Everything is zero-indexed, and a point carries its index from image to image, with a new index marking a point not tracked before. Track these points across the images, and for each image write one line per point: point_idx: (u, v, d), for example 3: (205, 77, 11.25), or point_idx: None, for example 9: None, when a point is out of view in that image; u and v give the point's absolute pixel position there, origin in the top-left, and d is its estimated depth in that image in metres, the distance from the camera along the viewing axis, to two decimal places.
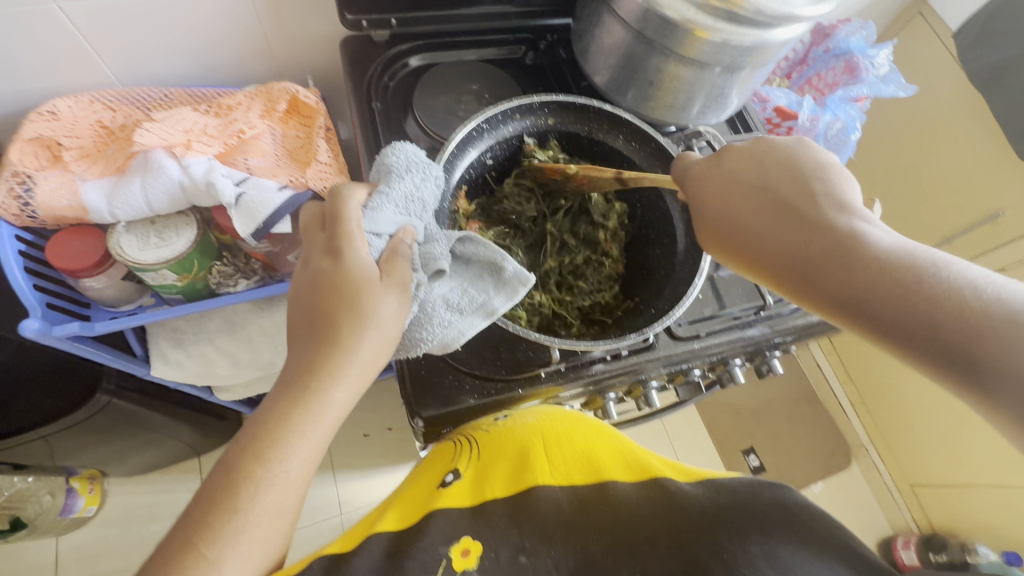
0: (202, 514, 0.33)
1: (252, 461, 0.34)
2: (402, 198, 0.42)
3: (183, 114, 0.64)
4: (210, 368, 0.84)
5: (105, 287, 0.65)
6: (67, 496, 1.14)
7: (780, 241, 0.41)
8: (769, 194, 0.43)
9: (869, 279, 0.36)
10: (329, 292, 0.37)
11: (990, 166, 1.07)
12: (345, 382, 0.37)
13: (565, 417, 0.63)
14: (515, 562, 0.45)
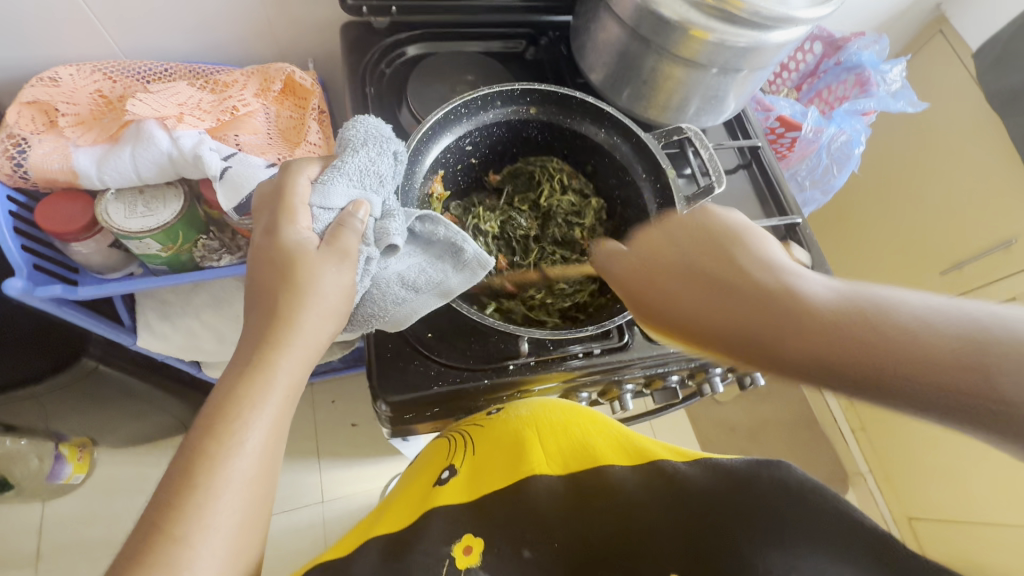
0: (167, 494, 0.33)
1: (207, 437, 0.34)
2: (357, 172, 0.40)
3: (179, 88, 0.66)
4: (195, 342, 0.85)
5: (93, 253, 0.67)
6: (56, 462, 1.16)
7: (745, 305, 0.39)
8: (697, 271, 0.42)
9: (831, 322, 0.36)
10: (273, 268, 0.37)
11: (1005, 193, 1.04)
12: (292, 351, 0.36)
13: (560, 404, 0.60)
14: (519, 557, 0.47)
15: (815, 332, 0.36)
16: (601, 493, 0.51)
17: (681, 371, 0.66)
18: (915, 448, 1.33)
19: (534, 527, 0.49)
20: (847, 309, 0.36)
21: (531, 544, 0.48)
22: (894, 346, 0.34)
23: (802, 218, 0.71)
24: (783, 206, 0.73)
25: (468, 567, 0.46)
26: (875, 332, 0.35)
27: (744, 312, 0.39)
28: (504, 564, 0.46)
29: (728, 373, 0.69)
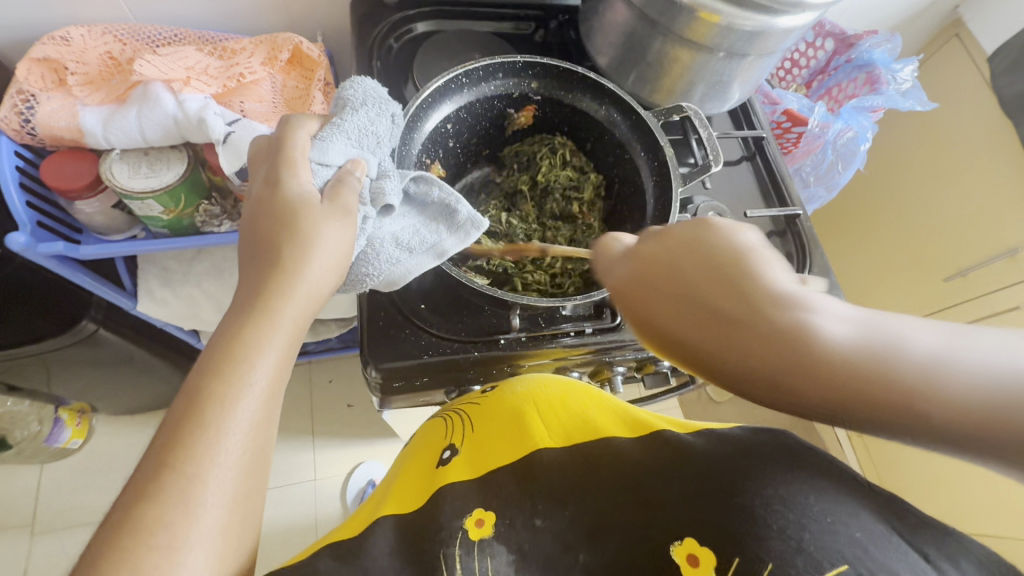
0: (176, 433, 0.33)
1: (213, 378, 0.34)
2: (355, 130, 0.39)
3: (187, 52, 0.66)
4: (195, 310, 0.86)
5: (96, 213, 0.67)
6: (54, 426, 1.17)
7: (741, 353, 0.28)
8: (690, 296, 0.30)
9: (862, 376, 0.25)
10: (271, 218, 0.35)
11: (1011, 202, 1.03)
12: (296, 300, 0.36)
13: (557, 380, 0.60)
14: (531, 526, 0.46)
15: (823, 370, 0.26)
16: (605, 459, 0.48)
17: None
18: (913, 456, 1.33)
19: (545, 496, 0.47)
20: (873, 359, 0.25)
21: (543, 514, 0.46)
22: (929, 389, 0.24)
23: (802, 210, 0.70)
24: (783, 197, 0.73)
25: (480, 538, 0.45)
26: (902, 371, 0.24)
27: (738, 346, 0.28)
28: (520, 536, 0.45)
29: None
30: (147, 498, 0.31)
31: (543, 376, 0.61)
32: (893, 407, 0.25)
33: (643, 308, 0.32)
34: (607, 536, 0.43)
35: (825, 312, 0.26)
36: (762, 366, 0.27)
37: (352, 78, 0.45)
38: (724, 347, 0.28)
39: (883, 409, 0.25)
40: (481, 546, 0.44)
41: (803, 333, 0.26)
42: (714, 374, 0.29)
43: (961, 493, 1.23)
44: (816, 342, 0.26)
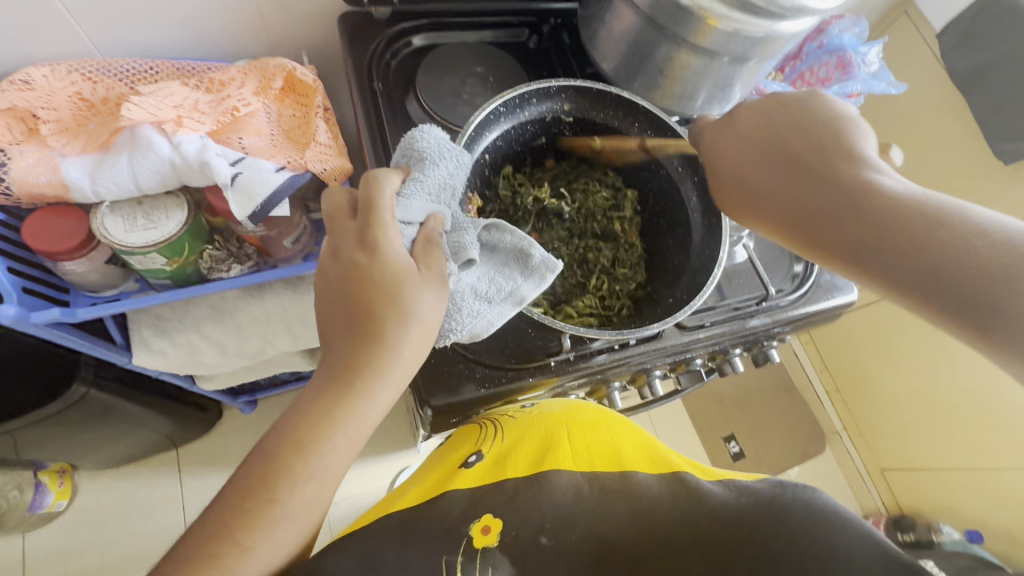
0: (236, 505, 0.33)
1: (292, 455, 0.34)
2: (435, 186, 0.42)
3: (172, 88, 0.61)
4: (196, 357, 0.81)
5: (88, 271, 0.62)
6: (36, 492, 1.09)
7: (809, 197, 0.43)
8: (783, 150, 0.46)
9: (881, 213, 0.38)
10: (373, 291, 0.36)
11: (970, 163, 1.13)
12: (389, 381, 0.37)
13: (595, 408, 0.58)
14: (537, 543, 0.44)
15: (869, 212, 0.39)
16: (621, 492, 0.48)
17: (703, 355, 0.68)
18: (888, 407, 1.42)
19: (554, 514, 0.46)
20: (911, 204, 0.37)
21: (551, 532, 0.45)
22: (894, 215, 0.38)
23: None
24: None
25: (484, 547, 0.43)
26: (927, 214, 0.37)
27: (818, 194, 0.42)
28: (523, 547, 0.44)
29: (745, 352, 0.72)
30: (194, 571, 0.31)
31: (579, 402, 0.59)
32: (899, 241, 0.37)
33: (725, 149, 0.49)
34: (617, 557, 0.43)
35: (885, 180, 0.40)
36: (839, 202, 0.41)
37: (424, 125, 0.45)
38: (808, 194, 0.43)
39: (893, 236, 0.37)
40: (483, 555, 0.43)
41: (860, 188, 0.40)
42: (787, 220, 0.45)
43: (933, 432, 1.33)
44: (882, 196, 0.39)
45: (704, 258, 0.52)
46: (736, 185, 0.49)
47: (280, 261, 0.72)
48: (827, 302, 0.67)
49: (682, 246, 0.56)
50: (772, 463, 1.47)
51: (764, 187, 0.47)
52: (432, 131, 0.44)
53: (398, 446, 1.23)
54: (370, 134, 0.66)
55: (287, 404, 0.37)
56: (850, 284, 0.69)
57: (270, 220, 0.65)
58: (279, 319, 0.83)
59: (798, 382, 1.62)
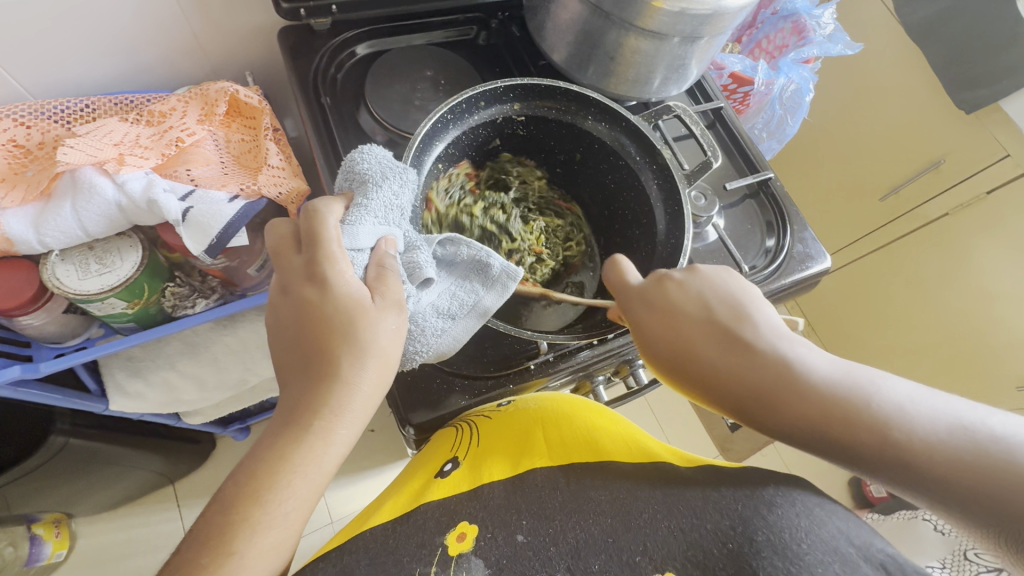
0: (192, 556, 0.32)
1: (251, 504, 0.33)
2: (381, 208, 0.41)
3: (110, 126, 0.58)
4: (175, 394, 0.79)
5: (47, 322, 0.60)
6: (31, 545, 1.07)
7: (746, 390, 0.38)
8: (699, 326, 0.41)
9: (822, 409, 0.35)
10: (327, 328, 0.36)
11: (929, 116, 1.14)
12: (348, 418, 0.36)
13: (575, 401, 0.56)
14: (513, 543, 0.42)
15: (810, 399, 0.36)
16: (600, 481, 0.46)
17: None
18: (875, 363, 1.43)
19: (532, 512, 0.44)
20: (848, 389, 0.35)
21: (526, 528, 0.43)
22: (849, 415, 0.34)
23: (771, 172, 0.73)
24: (752, 162, 0.75)
25: (459, 553, 0.41)
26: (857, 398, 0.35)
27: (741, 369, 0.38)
28: (500, 550, 0.42)
29: None
30: None
31: (549, 396, 0.57)
32: (825, 425, 0.35)
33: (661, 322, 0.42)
34: (592, 556, 0.40)
35: (806, 357, 0.37)
36: (769, 384, 0.37)
37: (361, 147, 0.45)
38: (752, 378, 0.38)
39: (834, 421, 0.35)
40: (457, 562, 0.41)
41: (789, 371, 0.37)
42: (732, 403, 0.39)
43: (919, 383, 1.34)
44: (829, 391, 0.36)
45: (670, 248, 0.51)
46: (665, 352, 0.42)
47: (247, 290, 0.70)
48: (800, 273, 0.67)
49: (648, 236, 0.55)
50: None
51: (699, 357, 0.40)
52: (377, 149, 0.44)
53: (396, 456, 1.22)
54: (320, 153, 0.63)
55: (247, 447, 0.36)
56: (823, 253, 0.69)
57: (230, 250, 0.63)
58: (256, 346, 0.82)
59: None
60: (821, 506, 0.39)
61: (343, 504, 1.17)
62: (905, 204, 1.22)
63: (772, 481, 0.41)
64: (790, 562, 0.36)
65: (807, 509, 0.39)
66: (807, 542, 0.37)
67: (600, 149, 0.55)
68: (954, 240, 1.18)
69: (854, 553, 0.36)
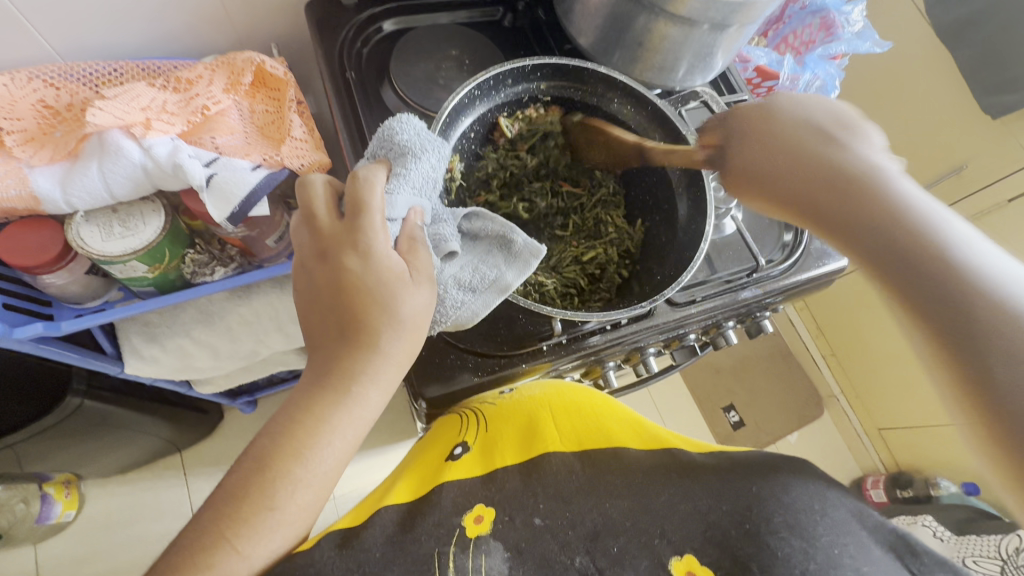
0: (231, 508, 0.33)
1: (290, 460, 0.35)
2: (419, 180, 0.42)
3: (138, 90, 0.59)
4: (189, 361, 0.81)
5: (69, 283, 0.61)
6: (42, 504, 1.10)
7: (825, 193, 0.41)
8: (812, 175, 0.42)
9: (887, 205, 0.39)
10: (366, 298, 0.37)
11: (957, 120, 1.12)
12: (381, 383, 0.38)
13: (575, 388, 0.57)
14: (531, 526, 0.42)
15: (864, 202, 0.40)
16: (614, 467, 0.45)
17: (697, 330, 0.68)
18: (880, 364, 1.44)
19: (549, 495, 0.44)
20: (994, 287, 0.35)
21: (544, 512, 0.43)
22: (889, 204, 0.39)
23: None
24: None
25: (478, 535, 0.41)
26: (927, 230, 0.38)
27: (863, 208, 0.40)
28: (518, 532, 0.42)
29: (741, 327, 0.72)
30: None
31: (559, 385, 0.58)
32: (913, 263, 0.37)
33: (761, 148, 0.45)
34: (610, 538, 0.40)
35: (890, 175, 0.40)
36: (849, 199, 0.40)
37: (399, 115, 0.45)
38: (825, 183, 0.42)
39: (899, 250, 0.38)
40: (477, 543, 0.41)
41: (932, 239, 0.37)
42: (801, 203, 0.43)
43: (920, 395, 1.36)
44: (879, 192, 0.40)
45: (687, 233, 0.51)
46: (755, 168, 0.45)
47: (265, 261, 0.71)
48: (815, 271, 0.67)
49: (667, 222, 0.55)
50: (770, 429, 1.49)
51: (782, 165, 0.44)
52: (417, 124, 0.44)
53: (400, 437, 1.23)
54: (343, 127, 0.64)
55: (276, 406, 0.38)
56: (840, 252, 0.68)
57: (250, 220, 0.64)
58: (270, 319, 0.83)
59: (794, 348, 1.63)
60: (833, 490, 0.41)
61: (346, 482, 1.18)
62: None
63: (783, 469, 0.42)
64: (808, 543, 0.36)
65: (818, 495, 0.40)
66: (822, 525, 0.38)
67: (623, 133, 0.55)
68: None
69: (866, 536, 0.38)
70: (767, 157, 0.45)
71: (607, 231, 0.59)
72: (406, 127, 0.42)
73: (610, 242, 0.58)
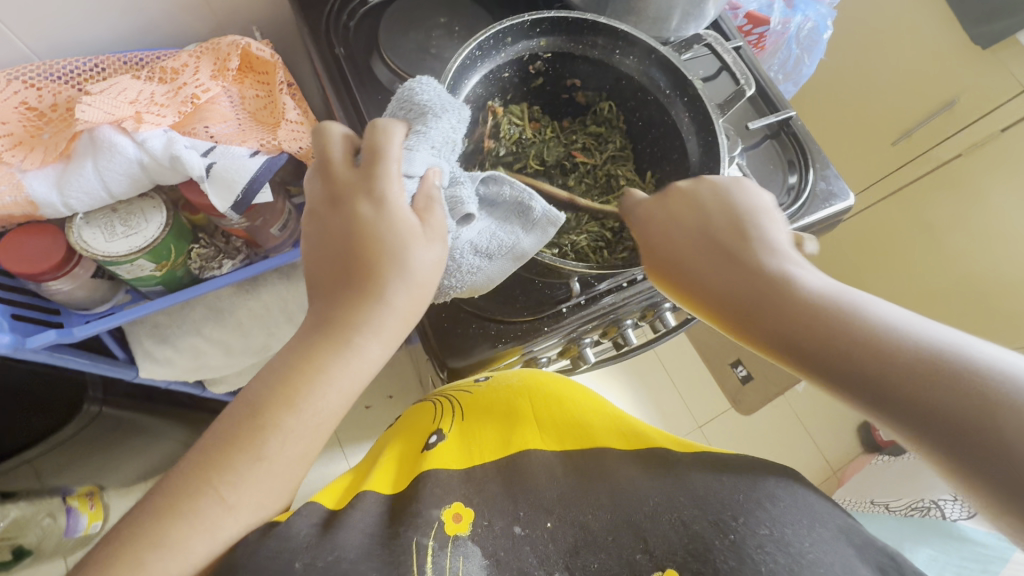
0: (224, 459, 0.35)
1: (284, 412, 0.36)
2: (439, 139, 0.41)
3: (123, 83, 0.57)
4: (202, 359, 0.80)
5: (75, 288, 0.60)
6: (68, 516, 1.08)
7: (738, 288, 0.37)
8: (705, 236, 0.41)
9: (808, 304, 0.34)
10: (375, 245, 0.37)
11: (949, 53, 1.11)
12: (382, 339, 0.38)
13: (557, 378, 0.57)
14: (511, 533, 0.41)
15: (797, 306, 0.35)
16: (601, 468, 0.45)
17: None
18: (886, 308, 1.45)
19: (530, 502, 0.43)
20: (929, 353, 0.30)
21: (524, 520, 0.42)
22: (810, 300, 0.35)
23: (793, 110, 0.72)
24: (773, 101, 0.73)
25: (456, 535, 0.40)
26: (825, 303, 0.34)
27: (746, 281, 0.37)
28: (498, 541, 0.41)
29: None
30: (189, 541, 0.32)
31: (539, 371, 0.58)
32: (839, 345, 0.33)
33: (660, 230, 0.43)
34: (590, 553, 0.40)
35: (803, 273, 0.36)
36: (760, 292, 0.36)
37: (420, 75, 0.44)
38: (739, 289, 0.37)
39: (814, 331, 0.34)
40: (455, 543, 0.40)
41: (847, 312, 0.33)
42: (721, 305, 0.38)
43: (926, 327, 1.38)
44: (796, 286, 0.35)
45: (701, 180, 0.49)
46: (661, 244, 0.43)
47: (271, 251, 0.70)
48: (824, 212, 0.67)
49: (678, 172, 0.53)
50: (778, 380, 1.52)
51: (685, 236, 0.42)
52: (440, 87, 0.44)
53: None
54: (342, 108, 0.63)
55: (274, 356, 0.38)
56: (846, 191, 0.69)
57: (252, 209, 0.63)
58: (280, 311, 0.82)
59: None
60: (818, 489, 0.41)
61: None
62: (915, 148, 1.22)
63: (773, 476, 0.41)
64: (791, 559, 0.34)
65: (799, 506, 0.38)
66: (806, 540, 0.35)
67: (629, 85, 0.53)
68: (965, 181, 1.18)
69: (853, 553, 0.35)
70: (666, 221, 0.43)
71: (621, 185, 0.58)
72: (425, 87, 0.42)
73: (625, 197, 0.58)
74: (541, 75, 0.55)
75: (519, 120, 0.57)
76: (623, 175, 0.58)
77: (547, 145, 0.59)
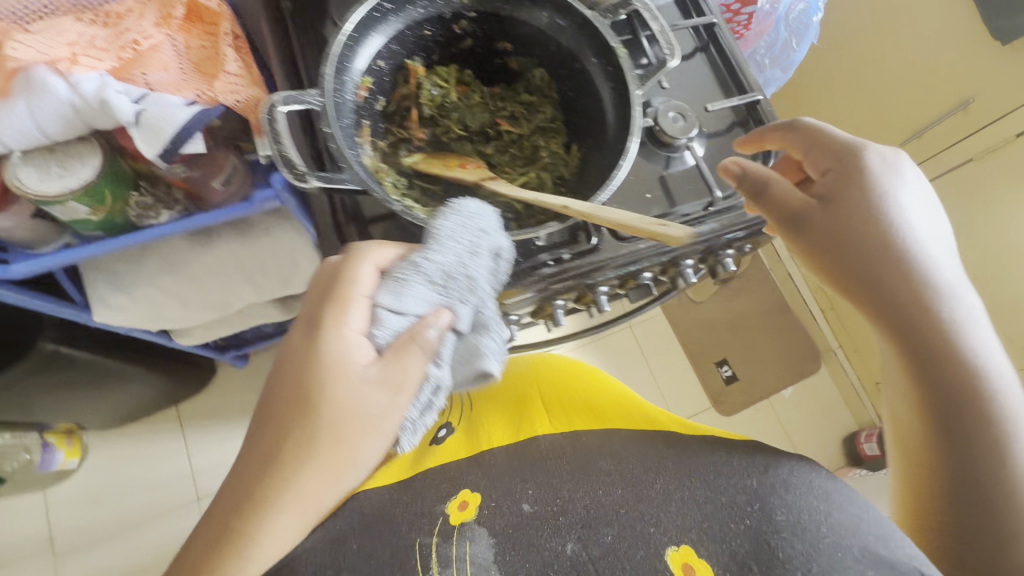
0: (216, 553, 0.42)
1: (250, 520, 0.42)
2: (461, 280, 0.44)
3: (65, 25, 0.58)
4: (157, 309, 0.82)
5: (16, 226, 0.61)
6: (45, 452, 1.14)
7: (855, 257, 0.46)
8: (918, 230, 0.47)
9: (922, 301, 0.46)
10: (318, 382, 0.43)
11: (969, 49, 1.03)
12: (328, 467, 0.43)
13: (555, 365, 0.72)
14: (521, 512, 0.53)
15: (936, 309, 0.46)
16: (598, 445, 0.57)
17: (653, 268, 0.64)
18: None
19: (537, 482, 0.55)
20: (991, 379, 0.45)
21: (530, 499, 0.54)
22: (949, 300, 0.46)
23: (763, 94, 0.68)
24: (744, 83, 0.69)
25: (462, 522, 0.53)
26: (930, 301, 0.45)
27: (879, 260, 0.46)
28: (506, 518, 0.53)
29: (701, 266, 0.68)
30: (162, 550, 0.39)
31: (547, 361, 0.74)
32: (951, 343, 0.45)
33: (843, 212, 0.47)
34: (600, 526, 0.50)
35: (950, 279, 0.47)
36: (876, 278, 0.46)
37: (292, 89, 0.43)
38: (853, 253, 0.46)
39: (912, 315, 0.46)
40: (462, 529, 0.53)
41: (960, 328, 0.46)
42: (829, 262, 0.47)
43: None
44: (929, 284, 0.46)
45: (614, 150, 0.48)
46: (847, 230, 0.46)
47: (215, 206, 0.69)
48: None
49: (598, 144, 0.51)
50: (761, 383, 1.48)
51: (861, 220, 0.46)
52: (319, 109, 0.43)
53: None
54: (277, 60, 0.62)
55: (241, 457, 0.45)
56: None
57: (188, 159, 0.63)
58: (236, 269, 0.83)
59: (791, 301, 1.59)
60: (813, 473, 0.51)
61: None
62: (925, 151, 1.15)
63: (784, 463, 0.51)
64: (808, 543, 0.45)
65: (806, 479, 0.50)
66: (826, 526, 0.46)
67: (555, 49, 0.51)
68: (979, 190, 1.09)
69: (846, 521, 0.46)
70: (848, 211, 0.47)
71: (546, 156, 0.55)
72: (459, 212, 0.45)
73: (548, 169, 0.54)
74: (468, 35, 0.53)
75: (442, 82, 0.55)
76: (549, 146, 0.55)
77: (473, 111, 0.56)
